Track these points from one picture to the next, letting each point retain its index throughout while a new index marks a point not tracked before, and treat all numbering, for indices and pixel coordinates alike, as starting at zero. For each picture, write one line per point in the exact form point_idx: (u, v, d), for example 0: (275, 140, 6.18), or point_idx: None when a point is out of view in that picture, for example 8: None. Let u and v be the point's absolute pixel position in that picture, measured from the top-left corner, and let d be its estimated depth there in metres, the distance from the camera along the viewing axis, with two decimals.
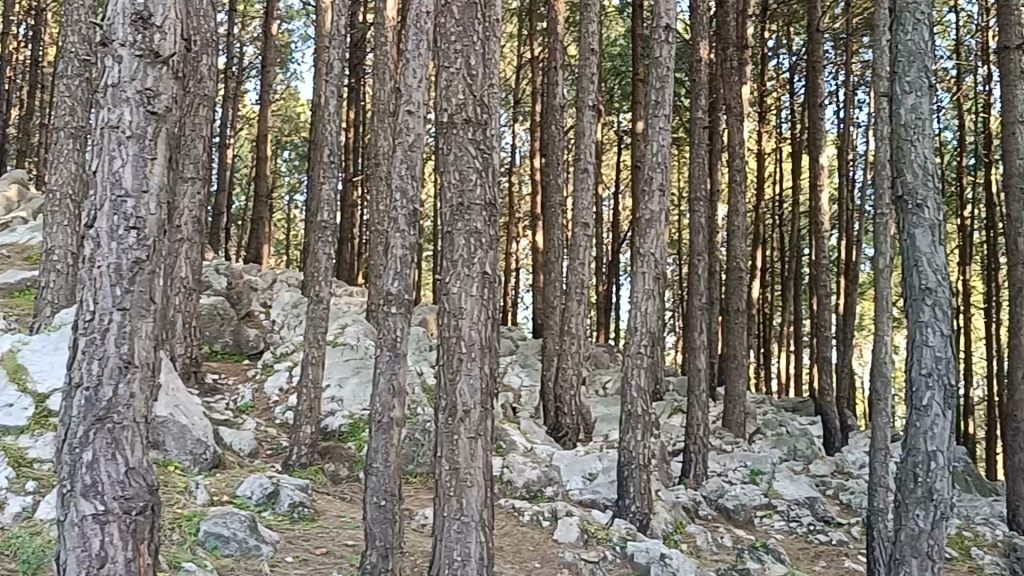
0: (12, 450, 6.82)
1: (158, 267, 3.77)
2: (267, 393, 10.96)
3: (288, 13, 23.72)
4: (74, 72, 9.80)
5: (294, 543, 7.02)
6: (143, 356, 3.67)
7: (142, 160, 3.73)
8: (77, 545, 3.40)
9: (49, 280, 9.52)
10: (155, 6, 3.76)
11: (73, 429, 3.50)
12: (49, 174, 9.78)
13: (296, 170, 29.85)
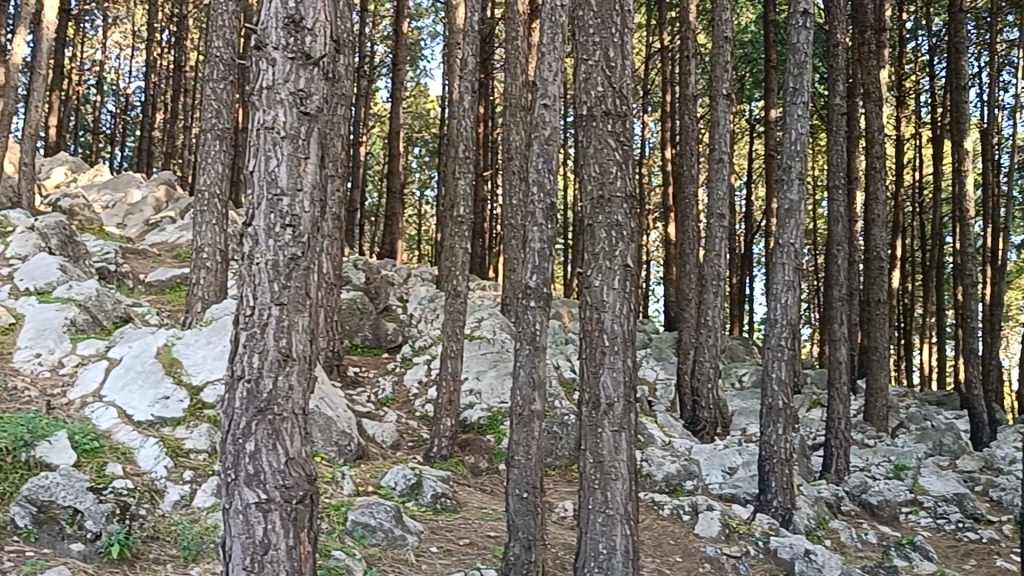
0: (169, 440, 7.11)
1: (313, 262, 3.86)
2: (407, 385, 11.16)
3: (417, 11, 24.06)
4: (219, 76, 10.09)
5: (438, 533, 7.13)
6: (301, 350, 3.76)
7: (297, 159, 3.82)
8: (242, 533, 3.54)
9: (200, 276, 9.91)
10: (306, 9, 3.84)
11: (236, 421, 3.65)
12: (198, 175, 10.12)
13: (428, 166, 30.30)
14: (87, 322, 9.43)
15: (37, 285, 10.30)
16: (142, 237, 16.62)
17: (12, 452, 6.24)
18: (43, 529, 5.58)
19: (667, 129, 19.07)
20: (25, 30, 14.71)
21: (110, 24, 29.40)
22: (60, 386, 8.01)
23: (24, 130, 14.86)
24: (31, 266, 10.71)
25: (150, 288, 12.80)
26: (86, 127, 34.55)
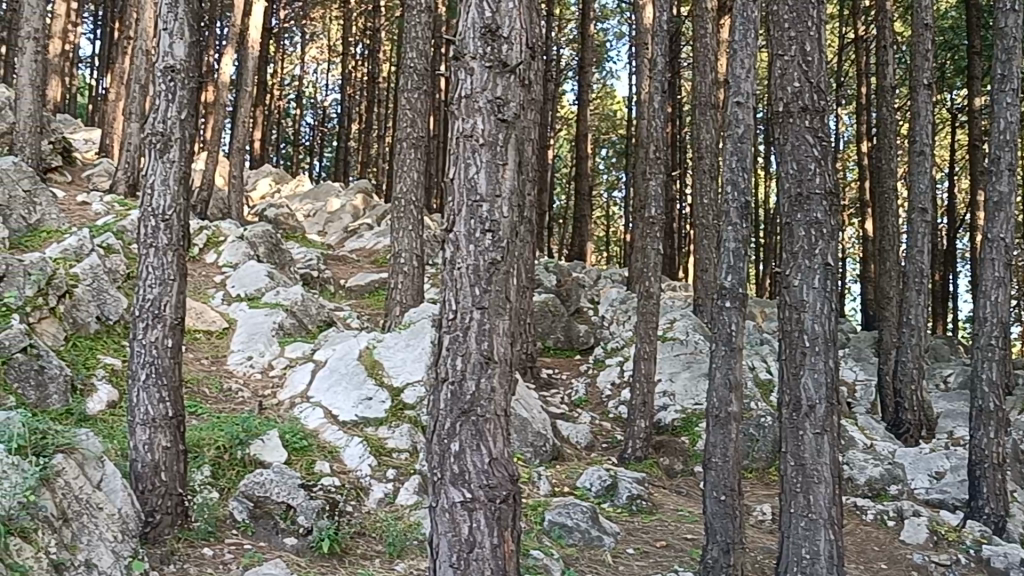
0: (373, 440, 7.34)
1: (514, 266, 3.90)
2: (600, 387, 11.16)
3: (603, 13, 24.09)
4: (414, 85, 10.34)
5: (634, 535, 7.13)
6: (502, 352, 3.82)
7: (495, 166, 3.88)
8: (449, 530, 3.64)
9: (398, 281, 10.21)
10: (503, 19, 3.91)
11: (442, 422, 3.76)
12: (395, 182, 10.39)
13: (615, 167, 30.30)
14: (294, 326, 9.85)
15: (248, 291, 10.83)
16: (343, 244, 17.23)
17: (229, 449, 6.60)
18: (259, 524, 5.90)
19: (863, 122, 18.47)
20: (232, 49, 15.51)
21: (308, 39, 30.65)
22: (271, 388, 8.43)
23: (234, 145, 15.67)
24: (241, 273, 11.26)
25: (351, 292, 13.24)
26: (287, 139, 36.15)
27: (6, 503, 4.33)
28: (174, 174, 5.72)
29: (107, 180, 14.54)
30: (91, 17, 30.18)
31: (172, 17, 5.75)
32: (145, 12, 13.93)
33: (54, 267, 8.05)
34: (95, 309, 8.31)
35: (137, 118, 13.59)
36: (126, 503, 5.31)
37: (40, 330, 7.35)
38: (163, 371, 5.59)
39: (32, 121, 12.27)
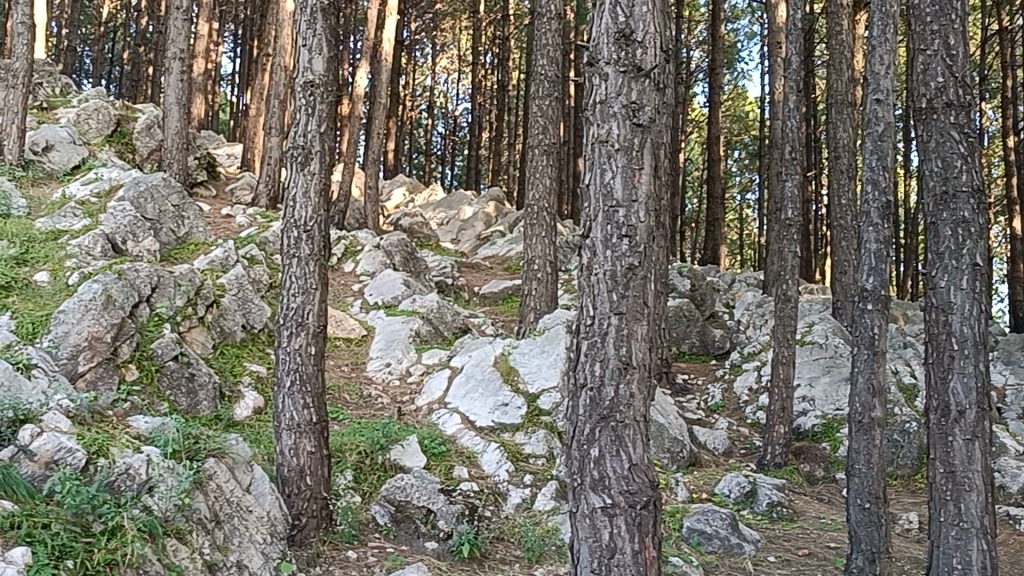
0: (509, 445, 7.38)
1: (651, 272, 3.87)
2: (736, 393, 10.99)
3: (733, 13, 23.76)
4: (544, 92, 10.37)
5: (775, 543, 7.00)
6: (642, 358, 3.79)
7: (631, 171, 3.86)
8: (589, 536, 3.66)
9: (532, 287, 10.26)
10: (636, 23, 3.88)
11: (582, 427, 3.77)
12: (527, 189, 10.42)
13: (747, 169, 29.86)
14: (431, 333, 9.98)
15: (384, 299, 11.02)
16: (476, 251, 17.39)
17: (370, 455, 6.77)
18: (400, 527, 6.01)
19: (1009, 116, 17.78)
20: (366, 62, 15.83)
21: (438, 51, 31.11)
22: (409, 394, 8.59)
23: (369, 156, 15.98)
24: (378, 281, 11.45)
25: (485, 299, 13.33)
26: (418, 149, 36.71)
27: (164, 504, 4.58)
28: (315, 187, 5.86)
29: (249, 193, 14.99)
30: (231, 35, 31.22)
31: (310, 33, 5.88)
32: (282, 30, 14.32)
33: (202, 278, 8.36)
34: (240, 318, 8.58)
35: (277, 132, 13.98)
36: (273, 506, 5.47)
37: (190, 339, 7.63)
38: (307, 377, 5.74)
39: (179, 138, 12.75)
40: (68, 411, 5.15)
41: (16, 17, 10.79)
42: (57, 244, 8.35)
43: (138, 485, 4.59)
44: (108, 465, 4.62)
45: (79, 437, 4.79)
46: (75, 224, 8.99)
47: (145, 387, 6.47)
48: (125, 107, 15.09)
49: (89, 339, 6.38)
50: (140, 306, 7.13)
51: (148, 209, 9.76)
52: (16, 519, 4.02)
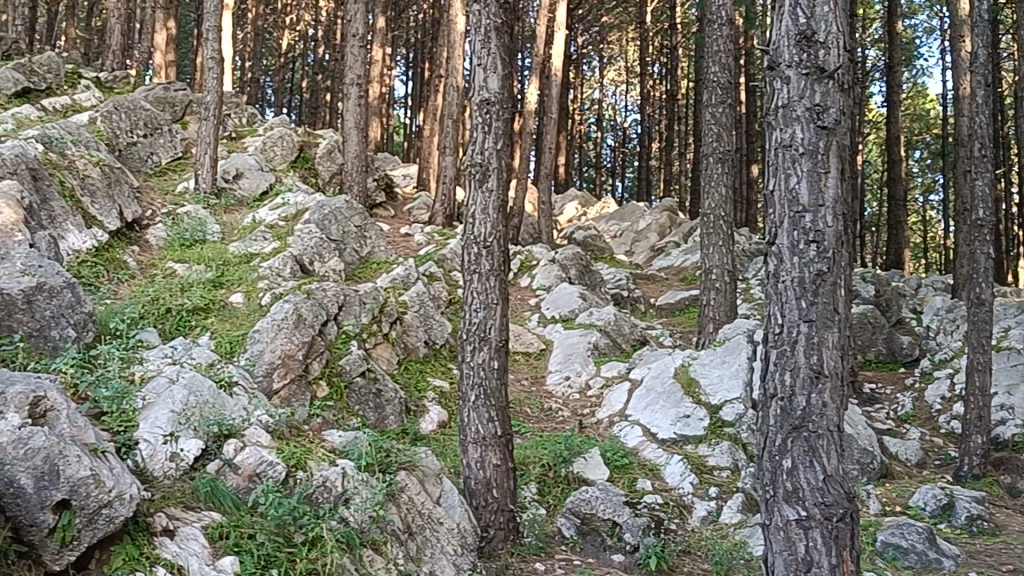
0: (693, 457, 7.26)
1: (842, 277, 3.74)
2: (929, 401, 10.56)
3: (910, 8, 22.91)
4: (718, 100, 10.20)
5: (977, 558, 6.67)
6: (835, 366, 3.67)
7: (818, 174, 3.76)
8: (784, 549, 3.59)
9: (711, 297, 10.12)
10: (818, 23, 3.79)
11: (774, 438, 3.71)
12: (703, 198, 10.29)
13: (930, 169, 28.74)
14: (609, 345, 9.88)
15: (562, 312, 11.05)
16: (651, 263, 17.27)
17: (553, 467, 6.86)
18: (587, 540, 6.04)
19: None
20: (535, 79, 15.96)
21: (606, 63, 31.14)
22: (589, 407, 8.64)
23: (542, 171, 16.10)
24: (555, 295, 11.50)
25: (662, 310, 13.21)
26: (589, 163, 36.77)
27: (359, 515, 4.71)
28: (493, 204, 5.94)
29: (427, 212, 15.32)
30: (403, 59, 32.06)
31: (485, 53, 5.96)
32: (453, 51, 14.58)
33: (386, 296, 8.59)
34: (424, 334, 8.77)
35: (451, 151, 14.27)
36: (463, 518, 5.56)
37: (376, 355, 7.85)
38: (490, 392, 5.81)
39: (358, 161, 13.13)
40: (268, 426, 5.39)
41: (207, 52, 11.35)
42: (250, 267, 8.73)
43: (334, 498, 4.76)
44: (306, 478, 4.83)
45: (279, 451, 5.02)
46: (266, 247, 9.40)
47: (336, 402, 6.69)
48: (308, 134, 15.68)
49: (283, 356, 6.64)
50: (329, 324, 7.38)
51: (332, 230, 10.08)
52: (225, 529, 4.27)
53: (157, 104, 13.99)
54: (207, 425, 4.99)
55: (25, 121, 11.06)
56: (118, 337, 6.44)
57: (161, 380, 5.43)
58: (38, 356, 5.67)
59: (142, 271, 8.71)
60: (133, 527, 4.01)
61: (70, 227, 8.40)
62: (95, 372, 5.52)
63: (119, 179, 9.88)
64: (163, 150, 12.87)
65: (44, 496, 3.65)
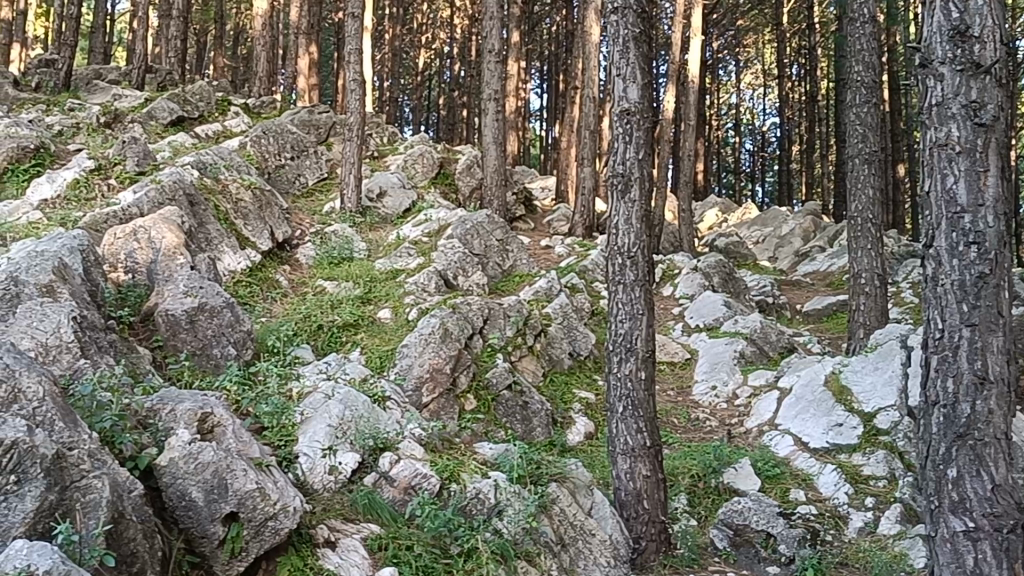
0: (848, 467, 7.05)
1: (1006, 279, 3.60)
2: None
3: None
4: (862, 99, 9.92)
5: None
6: (1001, 371, 3.53)
7: (976, 173, 3.63)
8: (952, 560, 3.47)
9: (861, 303, 9.85)
10: (973, 17, 3.66)
11: (938, 448, 3.60)
12: (850, 202, 10.03)
13: None
14: (757, 354, 9.71)
15: (706, 321, 10.91)
16: (797, 268, 16.89)
17: (703, 477, 6.80)
18: (740, 552, 5.96)
19: None
20: (672, 86, 15.82)
21: (742, 67, 30.68)
22: (738, 417, 8.52)
23: (682, 179, 15.94)
24: (699, 303, 11.35)
25: (809, 317, 12.89)
26: (727, 168, 36.25)
27: (513, 527, 4.73)
28: (636, 214, 5.91)
29: (566, 223, 15.34)
30: (538, 72, 32.22)
31: (623, 63, 5.95)
32: (588, 61, 14.57)
33: (529, 309, 8.63)
34: (568, 346, 8.78)
35: (589, 162, 14.26)
36: (615, 529, 5.56)
37: (522, 368, 7.89)
38: (638, 403, 5.78)
39: (498, 175, 13.23)
40: (421, 439, 5.49)
41: (349, 75, 11.63)
42: (397, 283, 8.90)
43: (488, 510, 4.80)
44: (460, 490, 4.89)
45: (432, 464, 5.10)
46: (411, 263, 9.56)
47: (484, 415, 6.74)
48: (447, 150, 15.90)
49: (431, 370, 6.76)
50: (475, 338, 7.46)
51: (475, 245, 10.19)
52: (383, 541, 4.37)
53: (303, 127, 14.43)
54: (363, 439, 5.12)
55: (180, 148, 11.55)
56: (276, 354, 6.66)
57: (317, 396, 5.59)
58: (201, 374, 5.91)
59: (293, 289, 8.98)
60: (297, 539, 4.14)
61: (226, 248, 8.72)
62: (256, 388, 5.72)
63: (270, 201, 10.20)
64: (310, 171, 13.24)
65: (214, 508, 3.87)
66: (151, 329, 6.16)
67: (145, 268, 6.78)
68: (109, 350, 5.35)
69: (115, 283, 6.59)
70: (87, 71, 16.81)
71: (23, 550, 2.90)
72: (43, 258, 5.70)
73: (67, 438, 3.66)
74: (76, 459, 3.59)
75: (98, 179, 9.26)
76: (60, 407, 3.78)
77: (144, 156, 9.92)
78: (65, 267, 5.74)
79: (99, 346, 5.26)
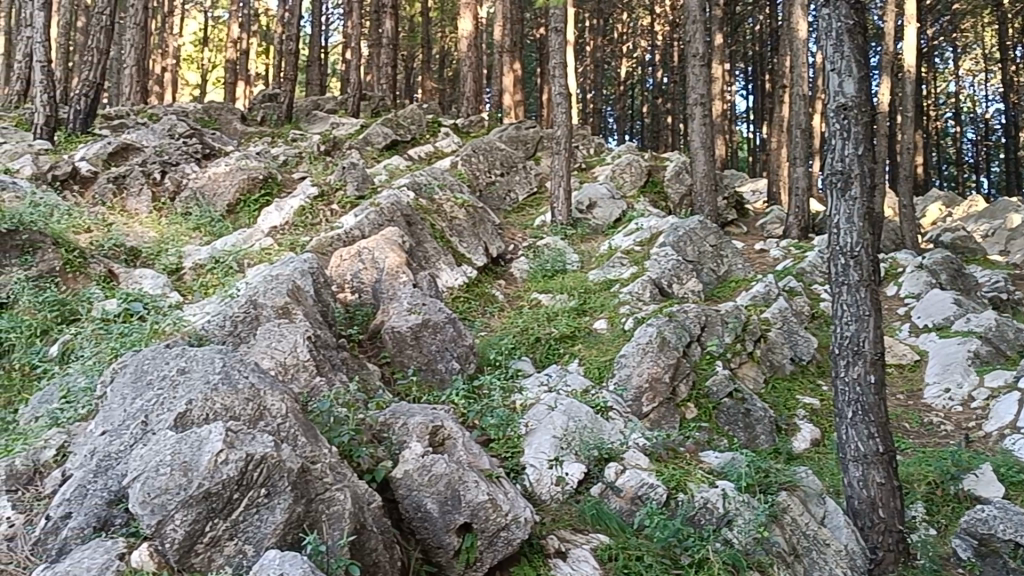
0: None
1: None
2: None
3: None
4: None
5: None
6: None
7: None
8: None
9: None
10: None
11: None
12: None
13: None
14: (993, 353, 9.14)
15: (935, 320, 10.39)
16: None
17: (941, 485, 6.53)
18: (987, 563, 5.63)
19: None
20: (887, 77, 15.19)
21: (961, 53, 29.19)
22: (975, 420, 8.09)
23: (901, 175, 15.28)
24: (927, 302, 10.84)
25: None
26: (949, 160, 34.55)
27: (742, 537, 4.62)
28: (858, 212, 5.69)
29: (781, 225, 14.96)
30: (742, 74, 31.67)
31: (838, 57, 5.76)
32: (796, 58, 14.18)
33: (748, 314, 8.45)
34: (789, 351, 8.54)
35: (802, 161, 13.86)
36: (851, 540, 5.39)
37: (742, 374, 7.75)
38: (869, 408, 5.54)
39: (707, 180, 13.04)
40: (645, 449, 5.46)
41: (554, 88, 11.73)
42: (611, 293, 8.88)
43: (717, 519, 4.72)
44: (688, 499, 4.83)
45: (659, 474, 5.06)
46: (624, 273, 9.56)
47: (707, 424, 6.66)
48: (655, 158, 15.81)
49: (650, 380, 6.75)
50: (693, 345, 7.35)
51: (688, 252, 10.07)
52: (613, 551, 4.37)
53: (511, 143, 14.68)
54: (587, 450, 5.15)
55: (396, 171, 11.95)
56: (497, 367, 6.78)
57: (541, 407, 5.66)
58: (428, 388, 6.08)
59: (509, 303, 9.11)
60: (528, 549, 4.20)
61: (443, 265, 8.95)
62: (481, 402, 5.84)
63: (483, 217, 10.39)
64: (520, 187, 13.42)
65: (448, 520, 3.98)
66: (379, 346, 6.40)
67: (370, 287, 7.03)
68: (341, 367, 5.57)
69: (343, 303, 6.89)
70: (307, 102, 17.62)
71: (276, 560, 3.06)
72: (278, 281, 6.01)
73: (309, 452, 3.85)
74: (319, 472, 3.77)
75: (322, 205, 9.68)
76: (302, 422, 4.00)
77: (363, 180, 10.32)
78: (298, 289, 6.03)
79: (332, 362, 5.50)
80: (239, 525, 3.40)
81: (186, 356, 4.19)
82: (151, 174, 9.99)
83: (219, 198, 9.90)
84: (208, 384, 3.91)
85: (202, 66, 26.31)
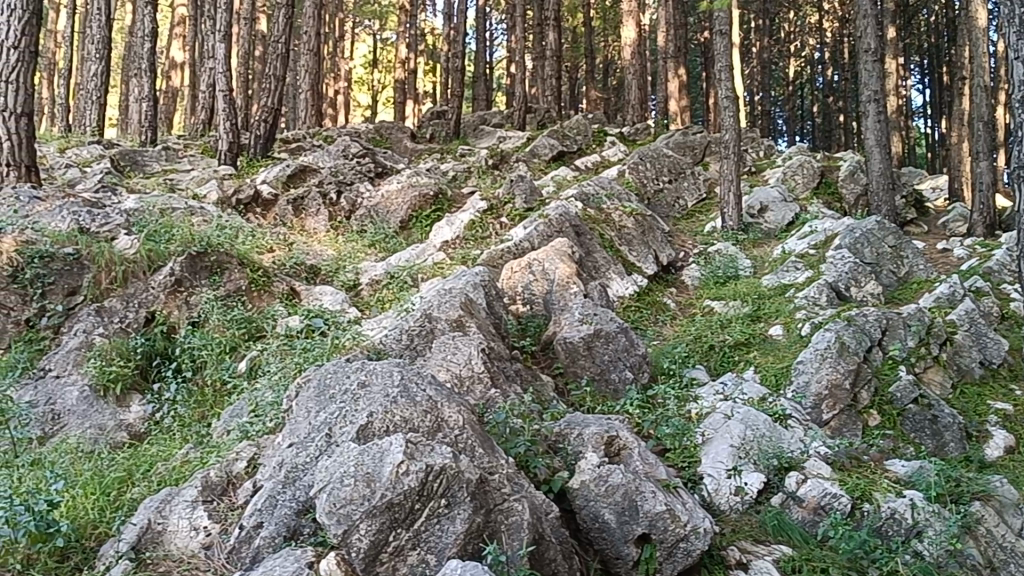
0: None
1: None
2: None
3: None
4: None
5: None
6: None
7: None
8: None
9: None
10: None
11: None
12: None
13: None
14: None
15: None
16: None
17: None
18: None
19: None
20: None
21: None
22: None
23: None
24: None
25: None
26: None
27: (934, 550, 4.47)
28: None
29: (965, 223, 14.33)
30: (918, 66, 30.58)
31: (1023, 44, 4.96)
32: (976, 47, 13.57)
33: (932, 317, 8.11)
34: (977, 355, 8.14)
35: (985, 155, 13.25)
36: None
37: (927, 380, 7.46)
38: None
39: (884, 179, 12.58)
40: (827, 458, 5.30)
41: (721, 92, 11.55)
42: (786, 299, 8.68)
43: (905, 530, 4.56)
44: (875, 510, 4.69)
45: (842, 483, 4.93)
46: (799, 278, 9.34)
47: (891, 431, 6.42)
48: (828, 159, 15.41)
49: (829, 387, 6.58)
50: (874, 350, 7.10)
51: (866, 253, 9.72)
52: (797, 562, 4.26)
53: (678, 149, 14.54)
54: (767, 459, 5.05)
55: (564, 182, 12.00)
56: (671, 377, 6.72)
57: (717, 416, 5.57)
58: (602, 399, 6.07)
59: (682, 311, 9.02)
60: (709, 560, 4.14)
61: (613, 274, 8.93)
62: (656, 411, 5.80)
63: (652, 226, 10.30)
64: (690, 194, 13.23)
65: (626, 530, 3.97)
66: (552, 357, 6.43)
67: (542, 299, 7.08)
68: (516, 378, 5.61)
69: (515, 316, 6.99)
70: (474, 117, 17.90)
71: (459, 569, 3.10)
72: (451, 295, 6.10)
73: (487, 462, 3.90)
74: (497, 482, 3.80)
75: (491, 218, 9.80)
76: (478, 433, 4.05)
77: (532, 192, 10.39)
78: (471, 302, 6.11)
79: (506, 374, 5.55)
80: (422, 535, 3.46)
81: (365, 370, 4.30)
82: (327, 195, 10.30)
83: (393, 216, 10.15)
84: (387, 397, 4.01)
85: (372, 88, 27.02)
